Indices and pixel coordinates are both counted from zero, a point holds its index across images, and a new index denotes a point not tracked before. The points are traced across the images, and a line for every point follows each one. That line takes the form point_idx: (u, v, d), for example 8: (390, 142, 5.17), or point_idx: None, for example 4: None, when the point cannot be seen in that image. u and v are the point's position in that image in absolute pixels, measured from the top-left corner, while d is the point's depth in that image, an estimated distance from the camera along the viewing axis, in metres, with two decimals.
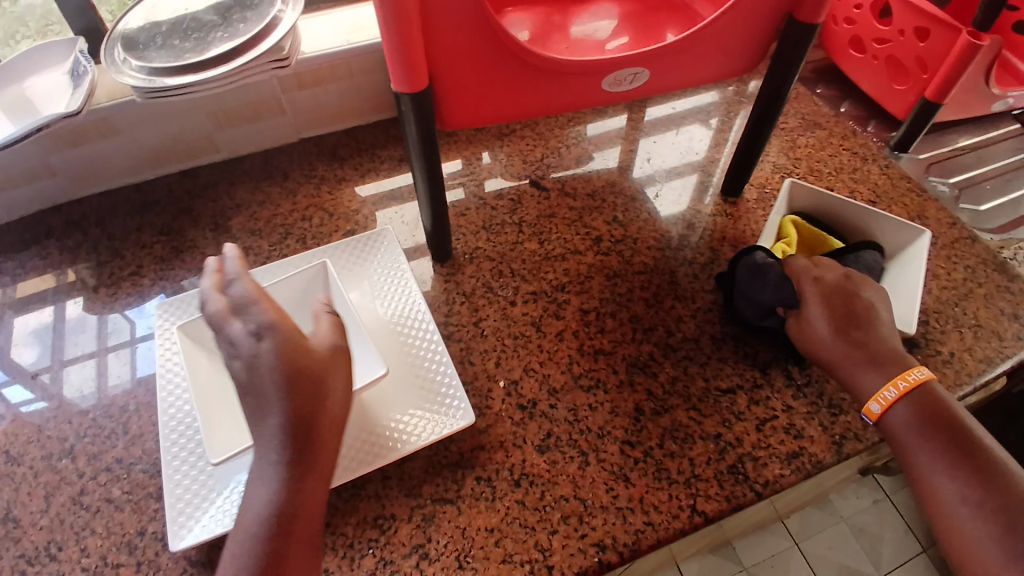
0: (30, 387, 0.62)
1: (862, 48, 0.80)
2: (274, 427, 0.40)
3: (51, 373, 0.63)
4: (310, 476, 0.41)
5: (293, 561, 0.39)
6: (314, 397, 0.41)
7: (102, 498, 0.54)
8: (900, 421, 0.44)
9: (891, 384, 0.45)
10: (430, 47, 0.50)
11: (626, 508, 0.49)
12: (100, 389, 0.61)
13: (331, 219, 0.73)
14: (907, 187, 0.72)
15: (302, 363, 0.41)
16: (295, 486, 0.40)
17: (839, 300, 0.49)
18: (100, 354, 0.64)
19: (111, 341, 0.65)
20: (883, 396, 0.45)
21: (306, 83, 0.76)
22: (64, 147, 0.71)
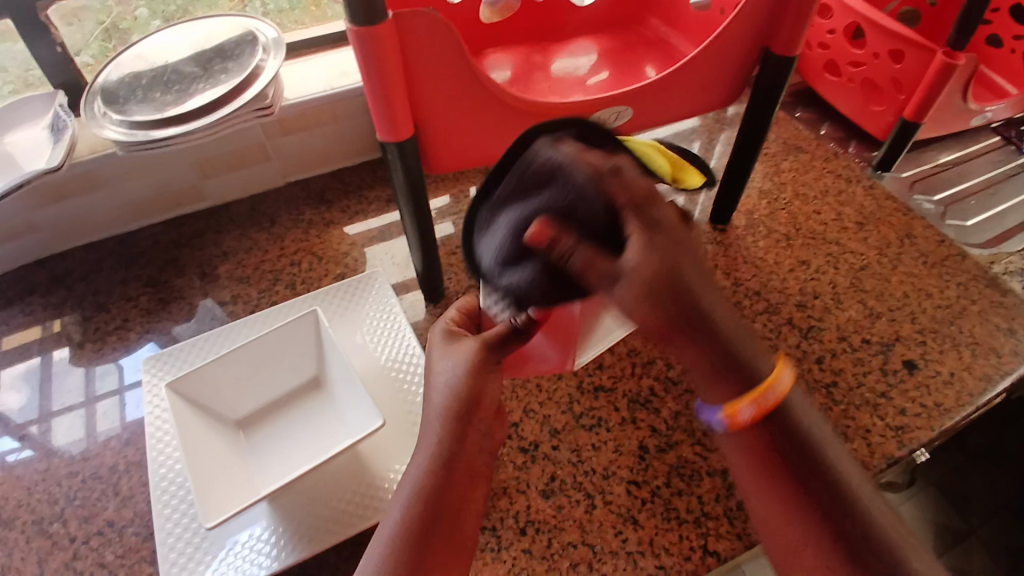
0: (18, 440, 0.60)
1: (837, 72, 0.82)
2: (414, 476, 0.42)
3: (40, 425, 0.61)
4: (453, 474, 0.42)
5: (438, 550, 0.39)
6: (468, 474, 0.43)
7: (94, 563, 0.52)
8: (759, 436, 0.40)
9: (763, 389, 0.40)
10: (414, 95, 0.50)
11: (636, 552, 0.47)
12: (90, 439, 0.60)
13: (320, 263, 0.72)
14: (892, 206, 0.73)
15: (460, 444, 0.43)
16: (428, 513, 0.40)
17: (670, 284, 0.40)
18: (89, 404, 0.62)
19: (98, 389, 0.63)
20: (752, 404, 0.40)
21: (290, 129, 0.76)
22: (48, 202, 0.71)
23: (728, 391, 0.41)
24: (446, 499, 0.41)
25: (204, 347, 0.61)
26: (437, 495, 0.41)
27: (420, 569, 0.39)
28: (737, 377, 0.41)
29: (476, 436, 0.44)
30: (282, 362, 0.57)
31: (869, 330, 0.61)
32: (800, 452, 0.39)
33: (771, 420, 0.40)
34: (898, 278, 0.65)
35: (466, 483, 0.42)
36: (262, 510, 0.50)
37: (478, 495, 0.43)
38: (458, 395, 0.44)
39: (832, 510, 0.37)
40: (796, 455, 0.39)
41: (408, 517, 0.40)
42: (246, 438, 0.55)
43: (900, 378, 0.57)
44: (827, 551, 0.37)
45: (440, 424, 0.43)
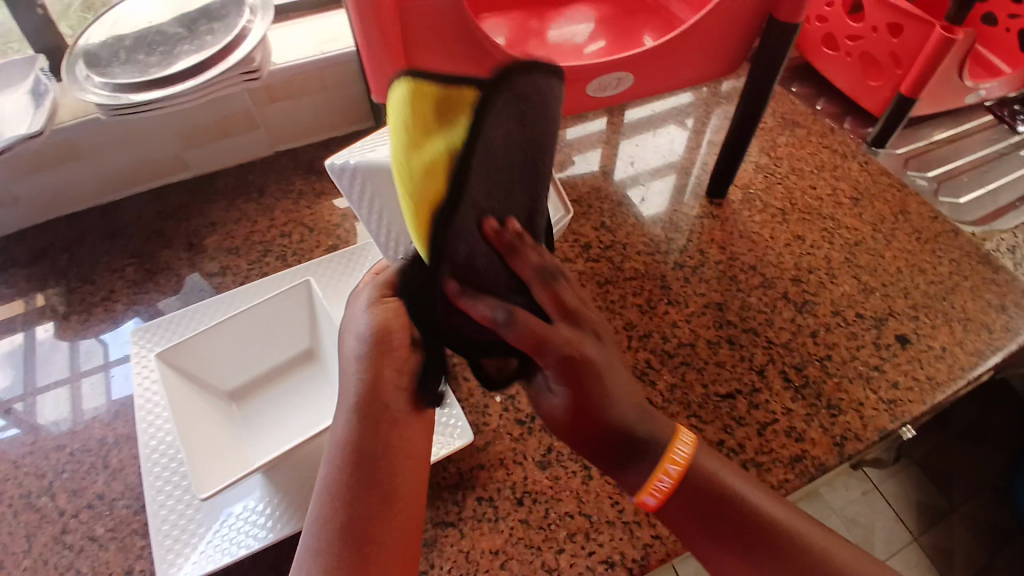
0: (5, 417, 0.59)
1: (835, 45, 0.81)
2: (339, 432, 0.41)
3: (24, 401, 0.60)
4: (381, 420, 0.41)
5: (376, 494, 0.39)
6: (395, 416, 0.42)
7: (85, 537, 0.51)
8: (672, 517, 0.40)
9: (657, 475, 0.39)
10: (410, 59, 0.49)
11: (632, 522, 0.48)
12: (76, 416, 0.59)
13: (311, 234, 0.70)
14: (887, 182, 0.73)
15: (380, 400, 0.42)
16: (358, 460, 0.40)
17: (575, 366, 0.38)
18: (73, 380, 0.61)
19: (84, 366, 0.62)
20: (654, 487, 0.39)
21: (277, 97, 0.74)
22: (27, 171, 0.68)
23: (633, 480, 0.40)
24: (376, 446, 0.40)
25: (193, 319, 0.60)
26: (365, 446, 0.40)
27: (360, 534, 0.38)
28: (637, 469, 0.40)
29: (388, 378, 0.42)
30: (273, 334, 0.56)
31: (864, 305, 0.61)
32: (712, 499, 0.39)
33: (681, 492, 0.39)
34: (892, 254, 0.65)
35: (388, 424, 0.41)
36: (258, 481, 0.50)
37: (407, 433, 0.42)
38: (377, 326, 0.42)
39: (755, 546, 0.38)
40: (714, 509, 0.39)
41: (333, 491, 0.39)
42: (240, 409, 0.54)
43: (892, 352, 0.58)
44: None
45: (358, 369, 0.42)
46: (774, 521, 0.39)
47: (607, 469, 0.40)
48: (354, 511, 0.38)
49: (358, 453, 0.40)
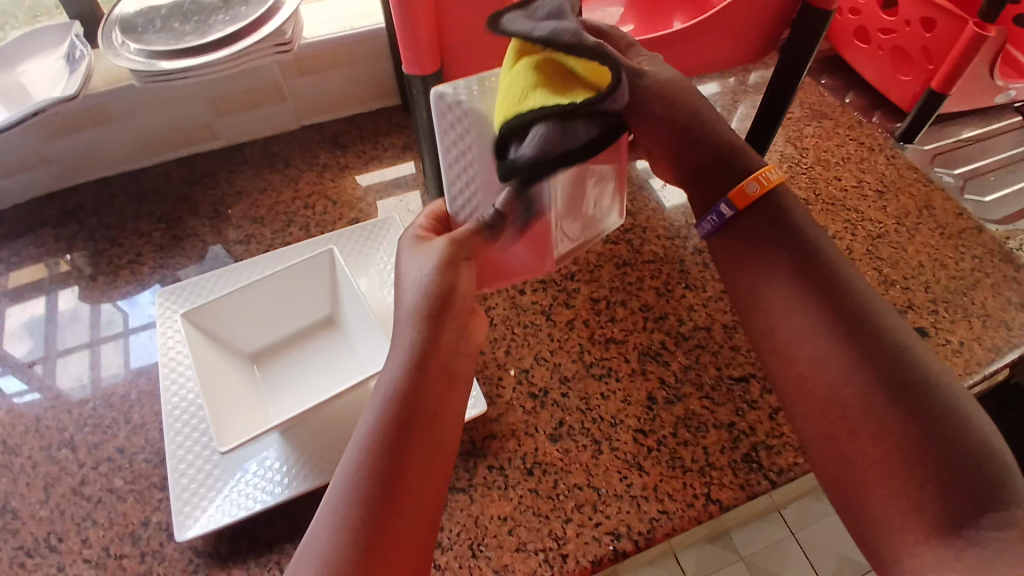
0: (22, 380, 0.60)
1: (866, 38, 0.80)
2: (388, 380, 0.41)
3: (44, 364, 0.62)
4: (432, 369, 0.42)
5: (417, 440, 0.40)
6: (445, 373, 0.43)
7: (104, 488, 0.53)
8: (758, 218, 0.43)
9: (765, 171, 0.44)
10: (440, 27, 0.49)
11: (640, 496, 0.48)
12: (95, 380, 0.60)
13: (335, 207, 0.71)
14: (913, 176, 0.72)
15: (427, 360, 0.42)
16: (409, 408, 0.40)
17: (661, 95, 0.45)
18: (95, 345, 0.62)
19: (104, 332, 0.63)
20: (762, 177, 0.43)
21: (306, 69, 0.75)
22: (60, 134, 0.70)
23: (731, 180, 0.45)
24: (426, 395, 0.41)
25: (217, 282, 0.61)
26: (414, 395, 0.41)
27: (393, 482, 0.38)
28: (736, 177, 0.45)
29: (453, 326, 0.44)
30: (297, 298, 0.57)
31: (883, 296, 0.61)
32: (778, 225, 0.43)
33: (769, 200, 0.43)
34: (915, 248, 0.65)
35: (439, 385, 0.42)
36: (274, 440, 0.51)
37: (454, 390, 0.43)
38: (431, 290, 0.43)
39: (836, 292, 0.40)
40: (785, 229, 0.42)
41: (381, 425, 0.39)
42: (260, 370, 0.56)
43: None
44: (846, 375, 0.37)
45: (417, 318, 0.42)
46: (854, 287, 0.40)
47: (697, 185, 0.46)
48: (397, 454, 0.39)
49: (408, 398, 0.40)
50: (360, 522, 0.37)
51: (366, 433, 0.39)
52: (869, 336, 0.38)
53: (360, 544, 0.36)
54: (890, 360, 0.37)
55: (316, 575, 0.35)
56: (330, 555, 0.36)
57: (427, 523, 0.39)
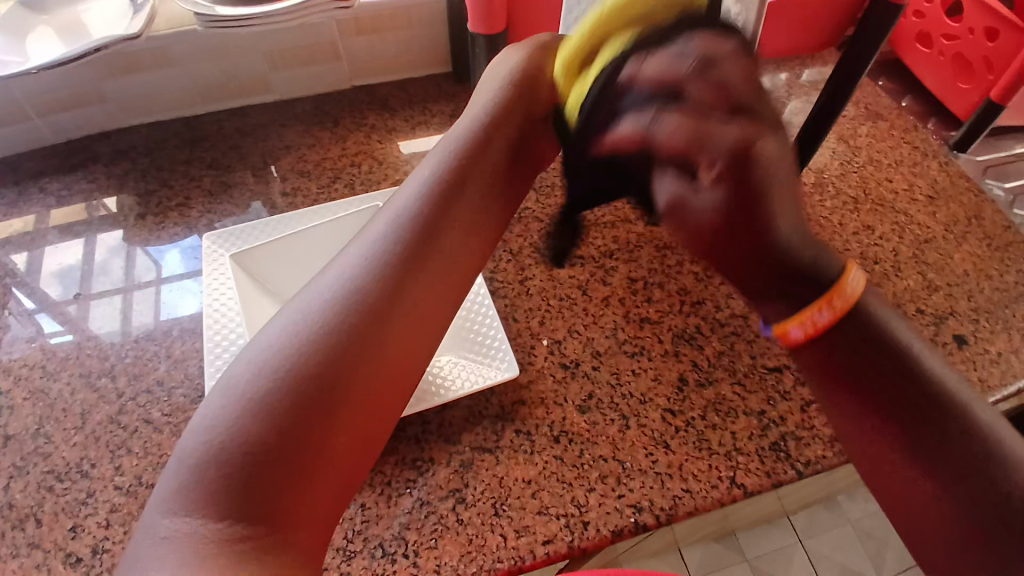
0: (58, 320, 0.62)
1: (929, 43, 0.79)
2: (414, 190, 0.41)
3: (76, 304, 0.63)
4: (460, 203, 0.42)
5: (432, 271, 0.39)
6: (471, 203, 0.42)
7: (140, 419, 0.54)
8: (816, 356, 0.34)
9: (818, 302, 0.33)
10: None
11: (664, 474, 0.49)
12: (125, 327, 0.61)
13: (379, 167, 0.72)
14: (965, 186, 0.70)
15: (439, 212, 0.40)
16: (426, 225, 0.40)
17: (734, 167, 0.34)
18: (126, 291, 0.63)
19: (137, 279, 0.64)
20: (808, 318, 0.33)
21: (364, 30, 0.75)
22: (119, 73, 0.72)
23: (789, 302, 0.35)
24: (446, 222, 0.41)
25: (264, 229, 0.63)
26: (433, 210, 0.40)
27: (389, 307, 0.36)
28: (789, 298, 0.35)
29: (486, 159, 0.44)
30: (340, 252, 0.58)
31: (925, 301, 0.60)
32: (866, 348, 0.32)
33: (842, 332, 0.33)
34: (961, 256, 0.64)
35: (462, 211, 0.42)
36: None
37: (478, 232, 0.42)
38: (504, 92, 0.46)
39: (912, 421, 0.32)
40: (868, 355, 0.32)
41: (378, 260, 0.37)
42: None
43: (948, 351, 0.57)
44: (910, 473, 0.32)
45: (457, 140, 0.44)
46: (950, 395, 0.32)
47: (748, 296, 0.37)
48: (374, 311, 0.36)
49: (411, 241, 0.39)
50: (316, 358, 0.34)
51: (348, 271, 0.37)
52: (955, 463, 0.31)
53: (302, 385, 0.33)
54: (971, 493, 0.31)
55: (276, 380, 0.33)
56: (278, 389, 0.33)
57: (382, 397, 0.36)
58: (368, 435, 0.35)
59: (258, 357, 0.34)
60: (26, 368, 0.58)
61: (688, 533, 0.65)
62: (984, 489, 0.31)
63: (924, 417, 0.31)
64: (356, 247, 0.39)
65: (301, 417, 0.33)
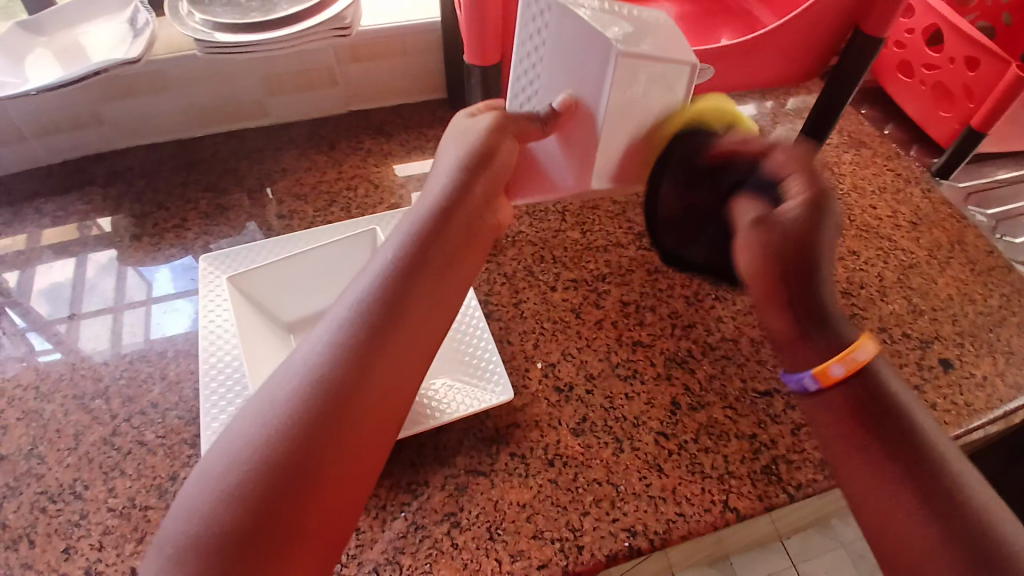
0: (49, 339, 0.62)
1: (910, 73, 0.82)
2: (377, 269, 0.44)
3: (68, 324, 0.63)
4: (423, 278, 0.45)
5: (392, 345, 0.41)
6: (433, 275, 0.45)
7: (134, 441, 0.54)
8: (846, 400, 0.41)
9: (853, 348, 0.41)
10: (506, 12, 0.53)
11: (657, 497, 0.49)
12: (116, 347, 0.61)
13: (375, 191, 0.73)
14: (947, 212, 0.72)
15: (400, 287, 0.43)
16: (388, 301, 0.42)
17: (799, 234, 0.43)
18: (117, 310, 0.63)
19: (129, 298, 0.65)
20: (848, 357, 0.41)
21: (360, 57, 0.77)
22: (114, 97, 0.73)
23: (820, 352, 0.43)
24: (406, 299, 0.43)
25: (260, 252, 0.63)
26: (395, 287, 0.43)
27: (351, 383, 0.39)
28: (823, 340, 0.43)
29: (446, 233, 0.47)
30: (335, 274, 0.58)
31: (910, 325, 0.61)
32: (878, 401, 0.40)
33: (857, 380, 0.41)
34: (945, 281, 0.65)
35: (427, 285, 0.44)
36: None
37: (440, 301, 0.45)
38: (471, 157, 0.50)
39: (898, 447, 0.39)
40: (878, 408, 0.40)
41: (343, 334, 0.41)
42: (296, 340, 0.57)
43: (934, 374, 0.58)
44: (888, 488, 0.38)
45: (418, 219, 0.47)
46: (918, 438, 0.39)
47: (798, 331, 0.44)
48: (335, 387, 0.39)
49: (382, 303, 0.42)
50: (301, 421, 0.37)
51: (312, 353, 0.40)
52: (941, 498, 0.37)
53: (289, 443, 0.37)
54: (961, 531, 0.36)
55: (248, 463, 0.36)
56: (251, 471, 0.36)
57: (353, 466, 0.38)
58: (343, 500, 0.37)
59: (250, 424, 0.38)
60: (18, 389, 0.58)
61: (682, 558, 0.64)
62: (968, 530, 0.36)
63: (924, 464, 0.38)
64: (321, 327, 0.42)
65: (289, 470, 0.36)
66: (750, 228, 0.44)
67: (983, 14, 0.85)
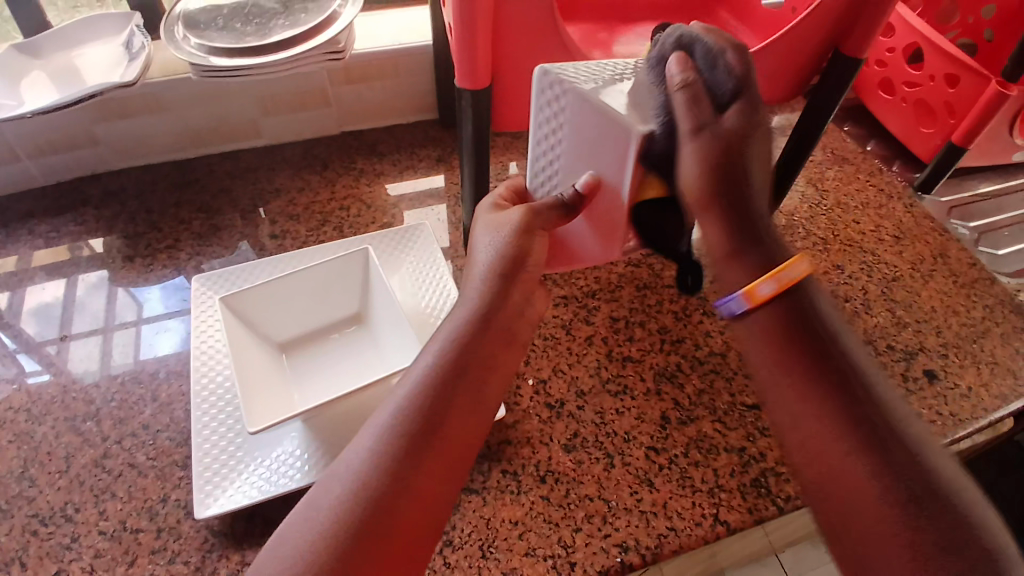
0: (39, 360, 0.62)
1: (891, 90, 0.84)
2: (451, 326, 0.44)
3: (58, 345, 0.63)
4: (493, 332, 0.45)
5: (460, 403, 0.41)
6: (501, 334, 0.46)
7: (125, 463, 0.54)
8: (775, 316, 0.40)
9: (783, 268, 0.40)
10: (497, 37, 0.53)
11: (649, 512, 0.49)
12: (107, 369, 0.61)
13: (368, 211, 0.74)
14: (929, 226, 0.74)
15: (474, 336, 0.44)
16: (459, 356, 0.43)
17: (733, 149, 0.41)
18: (107, 331, 0.64)
19: (120, 319, 0.65)
20: (780, 276, 0.40)
21: (352, 79, 0.78)
22: (110, 118, 0.73)
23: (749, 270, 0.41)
24: (476, 359, 0.43)
25: (252, 272, 0.64)
26: (466, 348, 0.43)
27: (425, 444, 0.39)
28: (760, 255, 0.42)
29: (510, 301, 0.47)
30: (327, 293, 0.59)
31: (896, 338, 0.62)
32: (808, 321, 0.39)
33: (789, 299, 0.40)
34: (928, 293, 0.67)
35: (498, 339, 0.45)
36: (295, 428, 0.53)
37: (504, 356, 0.46)
38: (506, 251, 0.47)
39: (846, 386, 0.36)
40: (814, 335, 0.38)
41: (419, 389, 0.41)
42: (288, 359, 0.58)
43: (919, 385, 0.59)
44: (834, 429, 0.36)
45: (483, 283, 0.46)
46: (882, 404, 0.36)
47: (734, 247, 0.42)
48: (410, 448, 0.39)
49: (413, 424, 0.39)
50: (381, 482, 0.37)
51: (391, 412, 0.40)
52: (879, 435, 0.34)
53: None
54: (913, 478, 0.33)
55: (328, 520, 0.36)
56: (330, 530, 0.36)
57: (421, 527, 0.38)
58: (415, 555, 0.37)
59: (282, 550, 0.35)
60: (9, 411, 0.58)
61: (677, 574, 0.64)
62: (922, 472, 0.33)
63: (864, 394, 0.36)
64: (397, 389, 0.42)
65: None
66: (696, 135, 0.40)
67: (962, 33, 0.87)
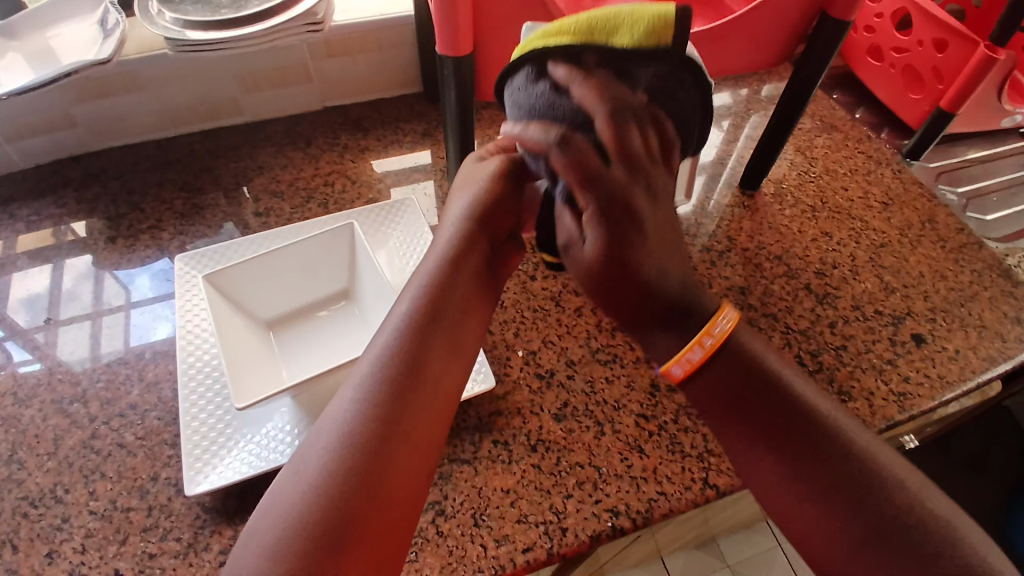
0: (25, 346, 0.61)
1: (879, 57, 0.83)
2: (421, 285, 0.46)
3: (45, 331, 0.62)
4: (465, 292, 0.47)
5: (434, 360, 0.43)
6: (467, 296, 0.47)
7: (114, 443, 0.54)
8: (704, 387, 0.41)
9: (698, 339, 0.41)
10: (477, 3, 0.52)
11: (639, 477, 0.50)
12: (95, 356, 0.60)
13: (353, 186, 0.73)
14: (918, 192, 0.74)
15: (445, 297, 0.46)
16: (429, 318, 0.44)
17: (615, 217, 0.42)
18: (95, 316, 0.63)
19: (107, 303, 0.64)
20: (685, 357, 0.41)
21: (334, 53, 0.77)
22: (88, 98, 0.71)
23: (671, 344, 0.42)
24: (446, 322, 0.45)
25: (236, 251, 0.63)
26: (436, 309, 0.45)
27: (402, 404, 0.40)
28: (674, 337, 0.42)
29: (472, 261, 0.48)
30: (314, 268, 0.58)
31: (884, 303, 0.63)
32: (745, 385, 0.40)
33: (715, 364, 0.41)
34: (916, 258, 0.67)
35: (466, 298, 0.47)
36: (285, 403, 0.53)
37: (474, 314, 0.47)
38: (479, 201, 0.50)
39: (796, 446, 0.38)
40: (750, 390, 0.40)
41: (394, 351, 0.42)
42: (276, 336, 0.57)
43: (907, 349, 0.59)
44: (785, 477, 0.38)
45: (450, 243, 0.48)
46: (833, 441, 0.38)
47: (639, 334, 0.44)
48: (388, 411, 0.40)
49: (392, 387, 0.41)
50: (359, 443, 0.38)
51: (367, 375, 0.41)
52: (820, 473, 0.37)
53: (315, 546, 0.35)
54: (863, 512, 0.36)
55: (308, 487, 0.37)
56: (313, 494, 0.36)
57: (405, 496, 0.38)
58: (406, 514, 0.38)
59: (267, 514, 0.36)
60: None
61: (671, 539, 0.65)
62: (860, 502, 0.36)
63: (807, 437, 0.38)
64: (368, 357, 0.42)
65: (327, 550, 0.34)
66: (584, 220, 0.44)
67: None
